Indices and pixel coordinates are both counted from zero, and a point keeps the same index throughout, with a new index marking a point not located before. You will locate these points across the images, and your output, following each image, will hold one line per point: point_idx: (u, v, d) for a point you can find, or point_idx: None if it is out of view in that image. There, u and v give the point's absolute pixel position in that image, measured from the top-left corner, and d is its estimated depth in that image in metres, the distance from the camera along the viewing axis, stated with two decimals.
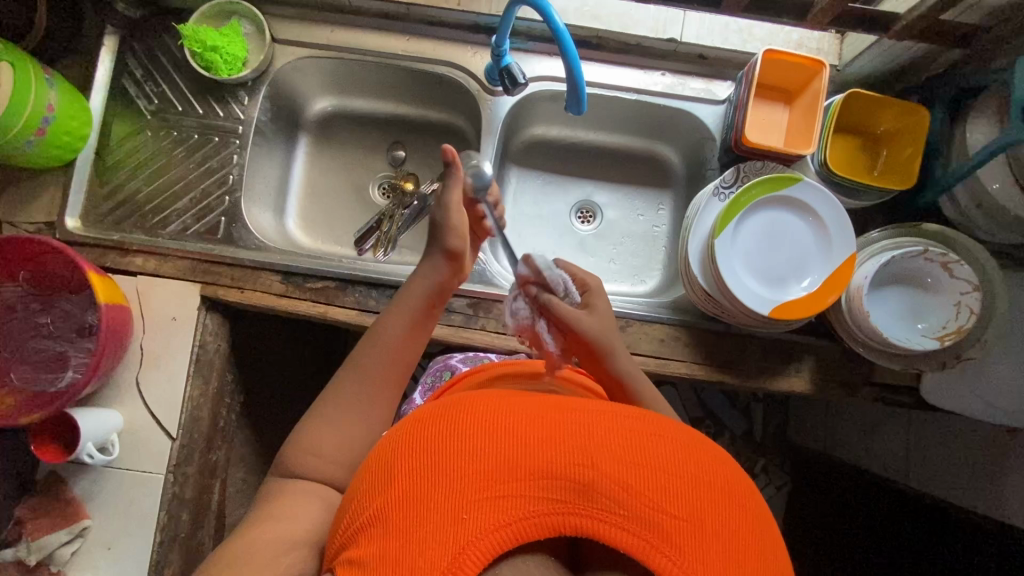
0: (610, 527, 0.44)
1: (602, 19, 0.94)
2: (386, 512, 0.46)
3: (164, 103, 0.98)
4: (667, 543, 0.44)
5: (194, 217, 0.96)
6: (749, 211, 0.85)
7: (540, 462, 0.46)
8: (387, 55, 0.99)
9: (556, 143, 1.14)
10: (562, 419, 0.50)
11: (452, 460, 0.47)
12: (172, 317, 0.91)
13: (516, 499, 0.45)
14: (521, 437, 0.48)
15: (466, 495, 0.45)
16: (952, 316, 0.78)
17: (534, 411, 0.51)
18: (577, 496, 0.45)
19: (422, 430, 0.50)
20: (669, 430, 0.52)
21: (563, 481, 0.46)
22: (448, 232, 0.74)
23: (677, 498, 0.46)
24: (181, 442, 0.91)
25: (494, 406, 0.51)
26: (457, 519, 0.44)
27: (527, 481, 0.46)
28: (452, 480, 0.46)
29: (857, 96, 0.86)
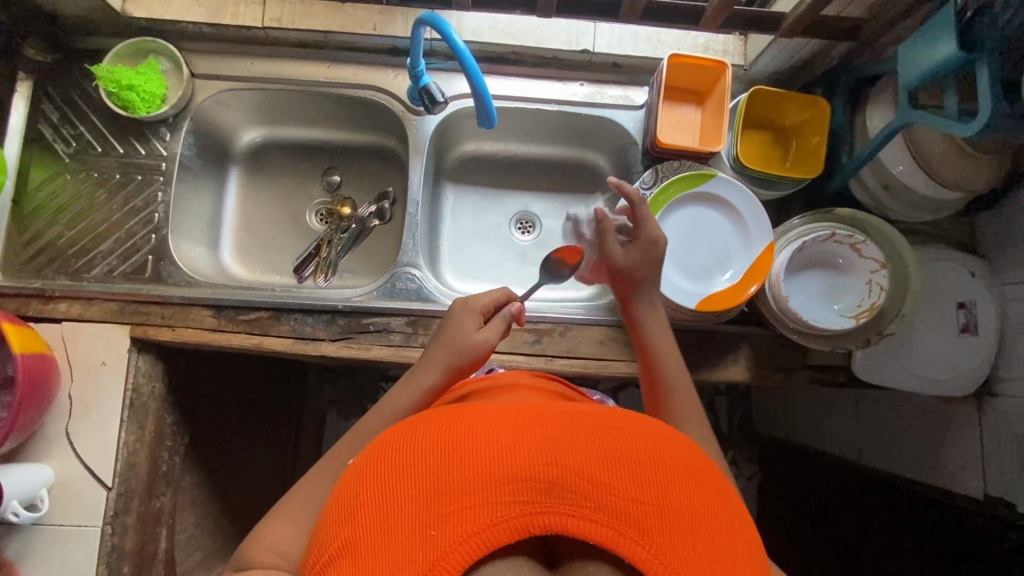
0: (580, 520, 0.45)
1: (515, 36, 0.97)
2: (353, 542, 0.45)
3: (82, 144, 0.96)
4: (637, 528, 0.44)
5: (120, 258, 0.94)
6: (668, 210, 0.88)
7: (504, 466, 0.46)
8: (310, 83, 1.00)
9: (490, 158, 1.16)
10: (525, 424, 0.50)
11: (416, 478, 0.47)
12: (102, 362, 0.89)
13: (482, 507, 0.45)
14: (484, 446, 0.48)
15: (431, 511, 0.44)
16: (866, 293, 0.81)
17: (496, 419, 0.51)
18: (543, 495, 0.45)
19: (386, 456, 0.50)
20: (631, 422, 0.52)
21: (527, 482, 0.46)
22: (458, 351, 0.76)
23: (641, 483, 0.46)
24: (118, 491, 0.87)
25: (456, 421, 0.51)
26: (425, 536, 0.43)
27: (491, 488, 0.45)
28: (419, 497, 0.45)
29: (761, 92, 0.90)
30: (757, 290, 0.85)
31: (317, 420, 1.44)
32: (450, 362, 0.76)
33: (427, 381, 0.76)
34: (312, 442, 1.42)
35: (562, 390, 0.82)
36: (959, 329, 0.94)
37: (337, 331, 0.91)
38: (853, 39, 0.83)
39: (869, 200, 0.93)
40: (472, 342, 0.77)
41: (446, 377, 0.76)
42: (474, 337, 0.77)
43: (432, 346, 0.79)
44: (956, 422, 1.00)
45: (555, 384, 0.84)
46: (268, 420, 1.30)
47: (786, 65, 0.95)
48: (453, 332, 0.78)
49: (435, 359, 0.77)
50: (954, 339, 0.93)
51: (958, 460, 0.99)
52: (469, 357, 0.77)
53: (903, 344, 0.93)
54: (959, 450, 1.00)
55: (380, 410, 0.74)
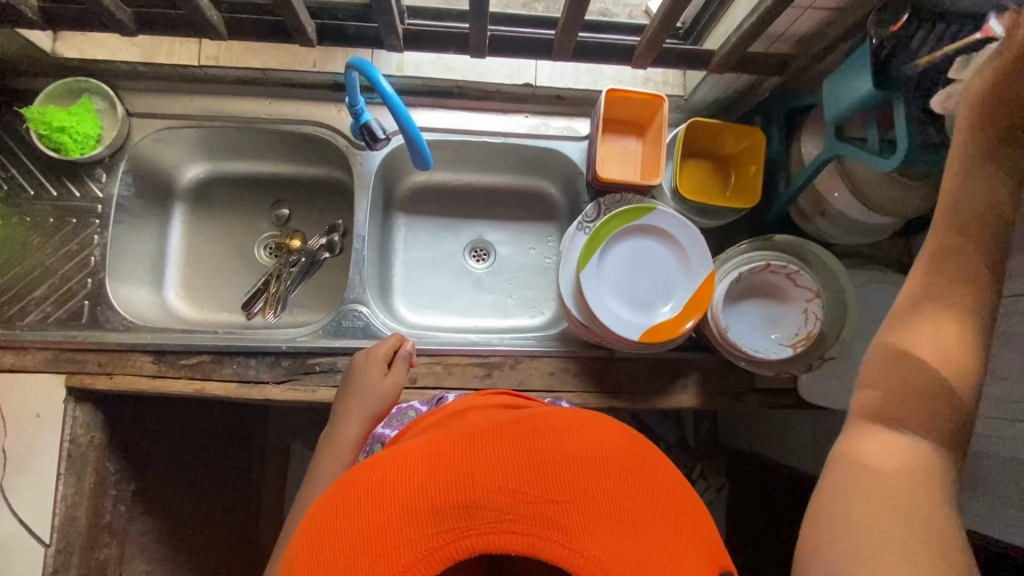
0: (504, 536, 0.45)
1: (457, 70, 0.97)
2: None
3: (14, 188, 0.94)
4: (559, 532, 0.45)
5: (55, 304, 0.91)
6: (611, 243, 0.88)
7: (420, 496, 0.46)
8: (252, 120, 1.00)
9: (441, 187, 1.16)
10: (439, 446, 0.49)
11: (337, 531, 0.46)
12: (36, 414, 0.86)
13: (406, 544, 0.45)
14: (403, 477, 0.47)
15: (360, 560, 0.45)
16: (803, 322, 0.82)
17: (412, 446, 0.50)
18: (462, 519, 0.45)
19: (313, 511, 0.49)
20: (547, 416, 0.51)
21: (445, 508, 0.45)
22: (374, 403, 0.83)
23: (557, 486, 0.47)
24: (57, 547, 0.85)
25: (370, 462, 0.50)
26: None
27: (410, 522, 0.45)
28: (344, 549, 0.45)
29: (699, 124, 0.92)
30: (699, 322, 0.86)
31: (281, 452, 1.41)
32: (366, 413, 0.82)
33: (347, 438, 0.82)
34: (275, 475, 1.40)
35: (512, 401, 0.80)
36: None
37: (281, 373, 0.90)
38: (782, 73, 0.86)
39: (808, 226, 0.95)
40: (382, 391, 0.84)
41: (364, 428, 0.83)
42: (382, 385, 0.84)
43: (344, 406, 0.84)
44: None
45: (504, 397, 0.81)
46: (226, 456, 1.28)
47: (724, 95, 0.97)
48: (362, 389, 0.84)
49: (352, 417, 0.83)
50: None
51: None
52: (383, 403, 0.84)
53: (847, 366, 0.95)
54: None
55: (311, 480, 0.79)
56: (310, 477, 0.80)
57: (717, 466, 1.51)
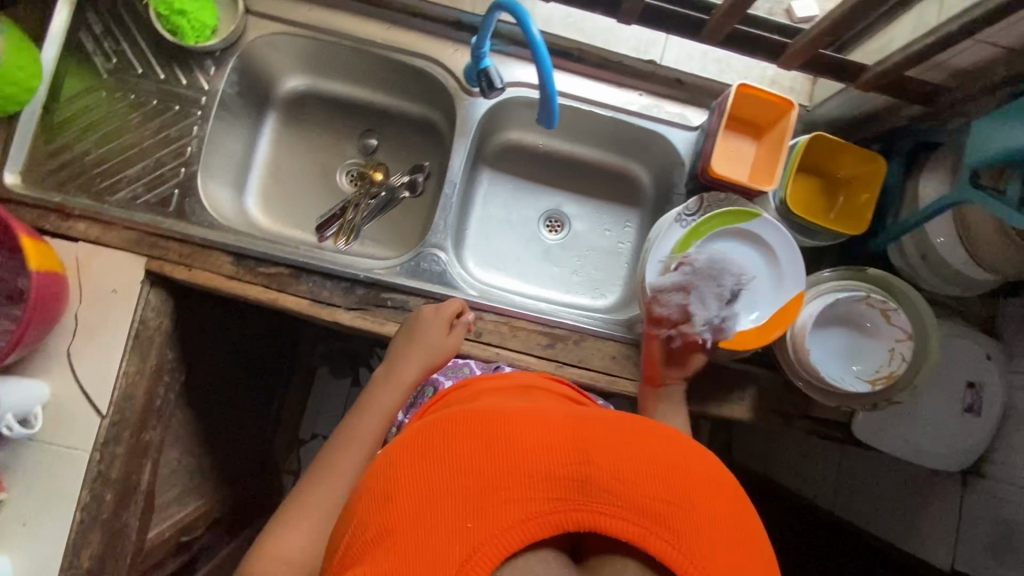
0: (614, 521, 0.44)
1: (585, 32, 0.97)
2: (384, 531, 0.44)
3: (123, 63, 0.93)
4: (671, 531, 0.44)
5: (146, 186, 0.91)
6: (708, 241, 0.86)
7: (535, 460, 0.46)
8: (365, 42, 0.97)
9: (530, 149, 1.13)
10: (557, 423, 0.50)
11: (448, 471, 0.46)
12: (112, 289, 0.87)
13: (515, 500, 0.44)
14: (519, 438, 0.48)
15: (466, 504, 0.44)
16: (886, 360, 0.80)
17: (524, 415, 0.51)
18: (577, 493, 0.45)
19: (416, 449, 0.49)
20: (651, 426, 0.53)
21: (561, 478, 0.45)
22: (437, 354, 0.83)
23: (674, 486, 0.47)
24: (111, 420, 0.87)
25: (485, 416, 0.50)
26: (461, 528, 0.43)
27: (525, 483, 0.45)
28: (452, 491, 0.45)
29: (821, 139, 0.88)
30: (779, 337, 0.85)
31: (308, 372, 1.45)
32: (427, 358, 0.82)
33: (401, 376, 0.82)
34: (299, 395, 1.42)
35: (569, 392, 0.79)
36: (963, 408, 0.95)
37: (353, 301, 0.90)
38: (928, 103, 0.81)
39: (903, 265, 0.92)
40: (447, 345, 0.85)
41: (421, 374, 0.83)
42: (446, 340, 0.85)
43: (405, 347, 0.84)
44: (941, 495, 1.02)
45: (561, 387, 0.79)
46: (260, 367, 1.30)
47: (850, 114, 0.93)
48: (429, 336, 0.84)
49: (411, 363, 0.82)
50: (956, 417, 0.95)
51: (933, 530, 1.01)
52: (443, 354, 0.84)
53: (906, 413, 0.94)
54: (937, 521, 1.02)
55: (361, 408, 0.78)
56: (359, 407, 0.79)
57: None
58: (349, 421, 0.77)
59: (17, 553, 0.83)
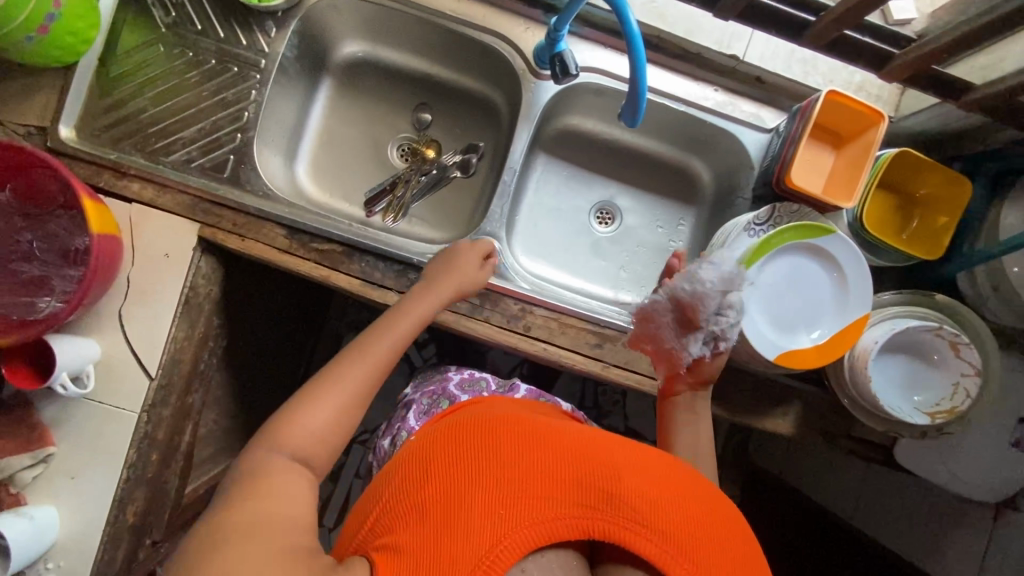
0: (630, 534, 0.51)
1: (666, 20, 0.91)
2: (428, 504, 0.53)
3: (182, 18, 0.90)
4: (676, 551, 0.51)
5: (201, 150, 0.89)
6: (776, 254, 0.83)
7: (563, 471, 0.55)
8: (433, 13, 0.93)
9: (588, 136, 1.09)
10: (588, 449, 0.59)
11: (490, 467, 0.55)
12: (165, 253, 0.86)
13: (544, 502, 0.52)
14: (549, 453, 0.57)
15: (500, 497, 0.52)
16: (948, 394, 0.78)
17: (554, 435, 0.60)
18: (601, 504, 0.53)
19: (457, 446, 0.58)
20: (662, 461, 0.62)
21: (585, 488, 0.53)
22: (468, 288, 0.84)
23: (682, 515, 0.54)
24: (159, 383, 0.88)
25: (527, 429, 0.60)
26: (493, 514, 0.51)
27: (556, 486, 0.53)
28: (488, 485, 0.53)
29: (907, 155, 0.84)
30: (838, 358, 0.83)
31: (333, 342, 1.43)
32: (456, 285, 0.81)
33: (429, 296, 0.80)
34: (325, 363, 1.42)
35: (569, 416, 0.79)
36: (1010, 443, 0.93)
37: (405, 284, 0.89)
38: None
39: (971, 294, 0.88)
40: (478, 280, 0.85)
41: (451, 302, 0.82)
42: (475, 273, 0.84)
43: (438, 274, 0.82)
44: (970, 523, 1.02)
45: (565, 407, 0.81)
46: (292, 333, 1.30)
47: (936, 130, 0.89)
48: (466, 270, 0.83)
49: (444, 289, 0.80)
50: (1002, 451, 0.93)
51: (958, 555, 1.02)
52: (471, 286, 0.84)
53: (951, 443, 0.93)
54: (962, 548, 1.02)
55: (388, 319, 0.75)
56: (387, 318, 0.76)
57: None
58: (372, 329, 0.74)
59: (66, 504, 0.85)
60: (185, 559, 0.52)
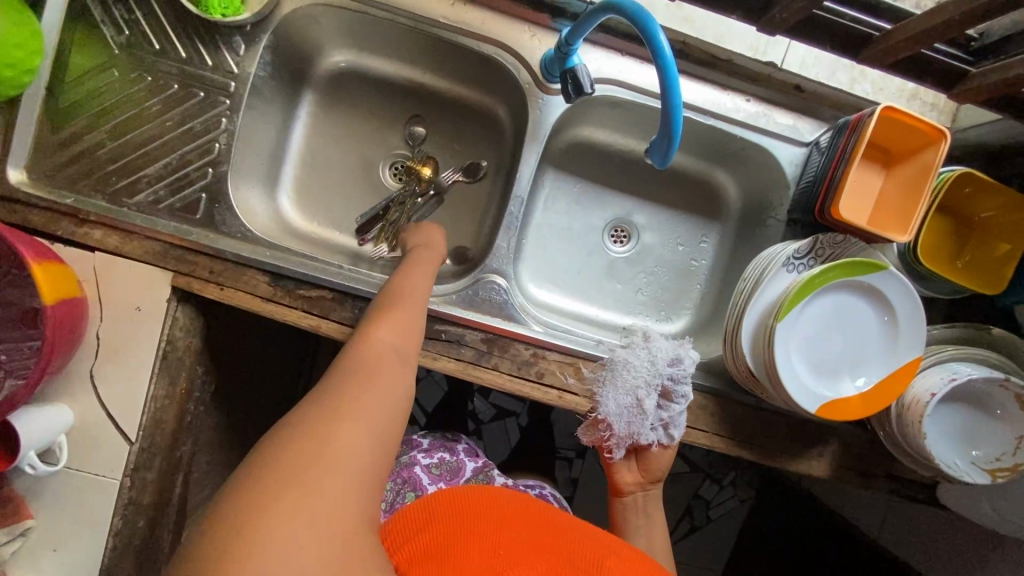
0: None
1: (692, 24, 0.80)
2: (437, 537, 0.55)
3: (137, 36, 0.79)
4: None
5: (169, 189, 0.79)
6: (819, 293, 0.74)
7: (562, 541, 0.60)
8: (424, 20, 0.81)
9: (601, 149, 0.98)
10: (579, 529, 0.64)
11: (496, 521, 0.58)
12: (136, 307, 0.78)
13: (543, 558, 0.56)
14: (546, 526, 0.61)
15: (504, 544, 0.55)
16: (1010, 449, 0.70)
17: (552, 512, 0.65)
18: (593, 572, 0.56)
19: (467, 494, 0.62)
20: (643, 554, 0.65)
21: (580, 557, 0.58)
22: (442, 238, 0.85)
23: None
24: (141, 446, 0.80)
25: (529, 500, 0.65)
26: (495, 552, 0.54)
27: (553, 551, 0.57)
28: (492, 533, 0.56)
29: (972, 178, 0.74)
30: (885, 406, 0.75)
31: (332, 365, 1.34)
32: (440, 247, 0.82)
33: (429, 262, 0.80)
34: None
35: None
36: None
37: None
38: None
39: None
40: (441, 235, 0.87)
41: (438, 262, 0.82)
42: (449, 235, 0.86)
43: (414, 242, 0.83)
44: (1010, 554, 0.96)
45: None
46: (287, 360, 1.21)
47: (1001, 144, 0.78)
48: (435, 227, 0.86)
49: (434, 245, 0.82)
50: None
51: None
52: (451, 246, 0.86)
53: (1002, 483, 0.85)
54: None
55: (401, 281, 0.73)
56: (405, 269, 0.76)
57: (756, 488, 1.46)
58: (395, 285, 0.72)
59: None
60: (246, 494, 0.41)
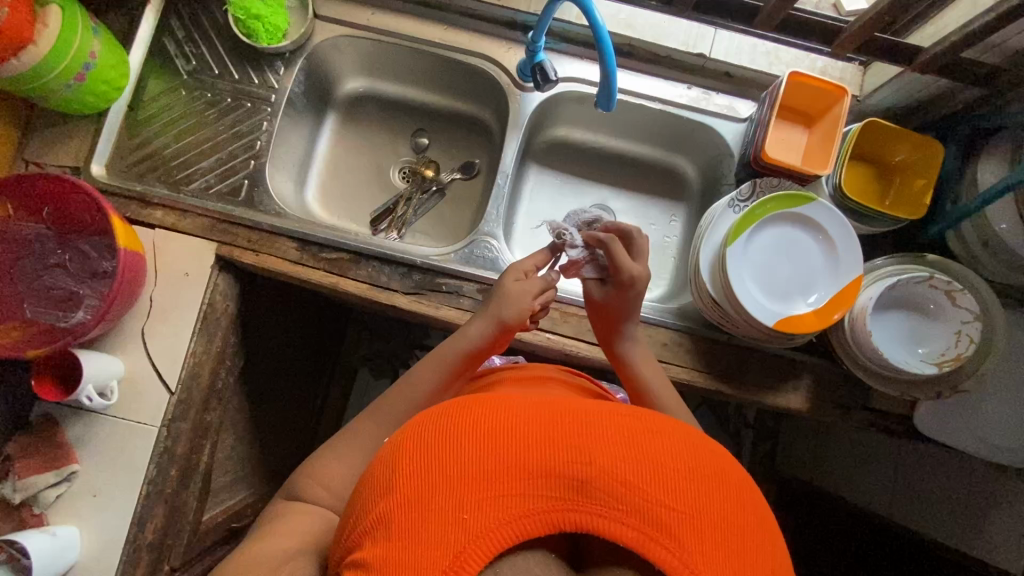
0: (608, 522, 0.43)
1: (635, 28, 0.99)
2: (387, 515, 0.44)
3: (201, 65, 1.01)
4: (666, 533, 0.42)
5: (219, 177, 0.98)
6: (761, 225, 0.87)
7: (540, 460, 0.44)
8: (425, 42, 1.03)
9: (577, 146, 1.14)
10: (559, 418, 0.48)
11: (451, 471, 0.44)
12: (185, 272, 0.92)
13: (514, 496, 0.43)
14: (520, 439, 0.46)
15: (462, 495, 0.43)
16: (953, 343, 0.81)
17: (528, 414, 0.48)
18: (576, 493, 0.43)
19: (417, 436, 0.47)
20: (662, 421, 0.50)
21: (562, 478, 0.44)
22: (507, 305, 0.78)
23: (672, 489, 0.44)
24: (179, 397, 0.90)
25: (492, 406, 0.49)
26: (456, 519, 0.42)
27: (524, 480, 0.44)
28: (449, 480, 0.44)
29: (876, 126, 0.89)
30: (838, 320, 0.84)
31: (348, 375, 1.43)
32: (494, 314, 0.77)
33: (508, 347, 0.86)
34: (340, 398, 1.41)
35: (579, 384, 0.79)
36: None
37: (410, 285, 0.93)
38: (985, 86, 0.81)
39: (964, 252, 0.90)
40: (522, 303, 0.79)
41: (486, 336, 0.78)
42: (525, 301, 0.79)
43: (480, 306, 0.82)
44: (1009, 496, 0.97)
45: (585, 378, 0.83)
46: (306, 362, 1.32)
47: (904, 101, 0.94)
48: (499, 287, 0.80)
49: (485, 315, 0.79)
50: None
51: (1002, 532, 0.97)
52: (517, 318, 0.78)
53: (972, 404, 0.91)
54: (1008, 520, 0.97)
55: (408, 383, 0.76)
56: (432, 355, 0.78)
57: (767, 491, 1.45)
58: (423, 367, 0.77)
59: (88, 524, 0.86)
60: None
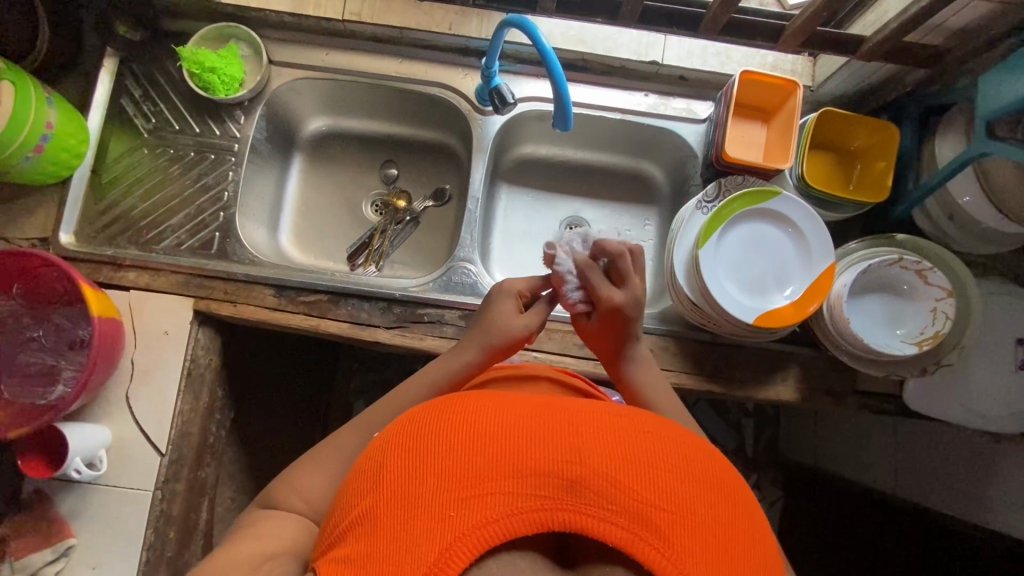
0: (598, 521, 0.42)
1: (586, 43, 1.00)
2: (374, 512, 0.43)
3: (161, 122, 1.01)
4: (657, 534, 0.42)
5: (189, 233, 0.97)
6: (731, 224, 0.88)
7: (530, 459, 0.44)
8: (380, 76, 1.04)
9: (544, 161, 1.14)
10: (551, 419, 0.48)
11: (441, 468, 0.44)
12: (164, 331, 0.91)
13: (503, 497, 0.43)
14: (510, 437, 0.46)
15: (449, 493, 0.42)
16: (930, 321, 0.82)
17: (521, 412, 0.48)
18: (565, 492, 0.43)
19: (411, 432, 0.47)
20: (655, 424, 0.50)
21: (552, 477, 0.43)
22: (499, 330, 0.76)
23: (664, 489, 0.44)
24: (170, 458, 0.89)
25: (486, 406, 0.49)
26: (444, 517, 0.41)
27: (514, 480, 0.43)
28: (439, 476, 0.43)
29: (830, 114, 0.91)
30: (816, 310, 0.85)
31: (344, 410, 1.42)
32: (481, 341, 0.76)
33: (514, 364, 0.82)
34: None
35: (574, 384, 0.78)
36: (1016, 366, 0.92)
37: (392, 319, 0.93)
38: (930, 67, 0.83)
39: (931, 229, 0.91)
40: (512, 327, 0.77)
41: (478, 359, 0.76)
42: (514, 323, 0.77)
43: (468, 330, 0.79)
44: (1009, 463, 0.98)
45: (577, 377, 0.82)
46: (299, 403, 1.30)
47: (856, 87, 0.96)
48: (486, 314, 0.78)
49: (471, 342, 0.77)
50: (1012, 377, 0.91)
51: (1006, 500, 0.97)
52: (505, 341, 0.76)
53: (958, 377, 0.91)
54: (1009, 488, 0.97)
55: (394, 398, 0.74)
56: (418, 373, 0.77)
57: (773, 478, 1.45)
58: (408, 385, 0.75)
59: None
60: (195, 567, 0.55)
